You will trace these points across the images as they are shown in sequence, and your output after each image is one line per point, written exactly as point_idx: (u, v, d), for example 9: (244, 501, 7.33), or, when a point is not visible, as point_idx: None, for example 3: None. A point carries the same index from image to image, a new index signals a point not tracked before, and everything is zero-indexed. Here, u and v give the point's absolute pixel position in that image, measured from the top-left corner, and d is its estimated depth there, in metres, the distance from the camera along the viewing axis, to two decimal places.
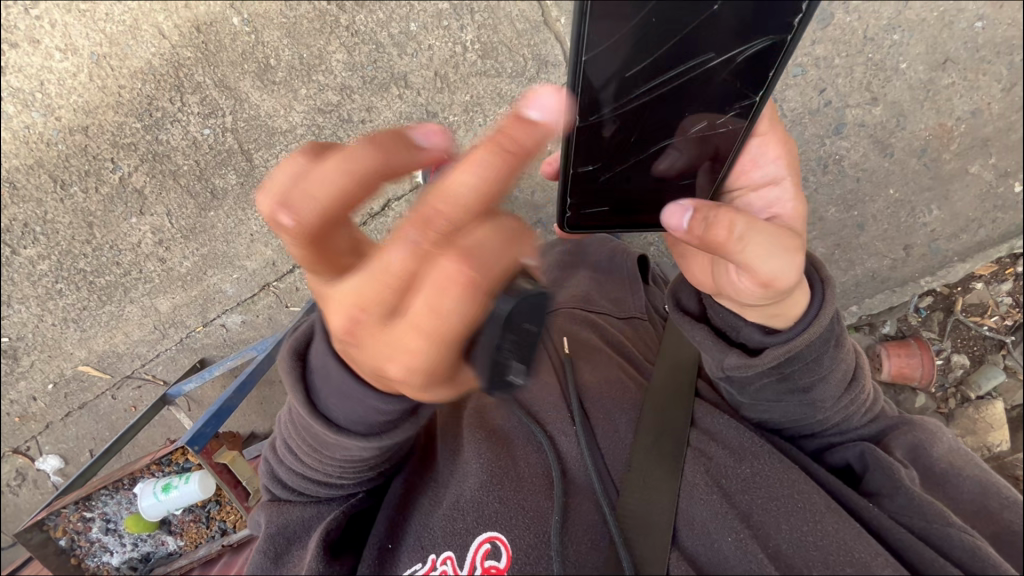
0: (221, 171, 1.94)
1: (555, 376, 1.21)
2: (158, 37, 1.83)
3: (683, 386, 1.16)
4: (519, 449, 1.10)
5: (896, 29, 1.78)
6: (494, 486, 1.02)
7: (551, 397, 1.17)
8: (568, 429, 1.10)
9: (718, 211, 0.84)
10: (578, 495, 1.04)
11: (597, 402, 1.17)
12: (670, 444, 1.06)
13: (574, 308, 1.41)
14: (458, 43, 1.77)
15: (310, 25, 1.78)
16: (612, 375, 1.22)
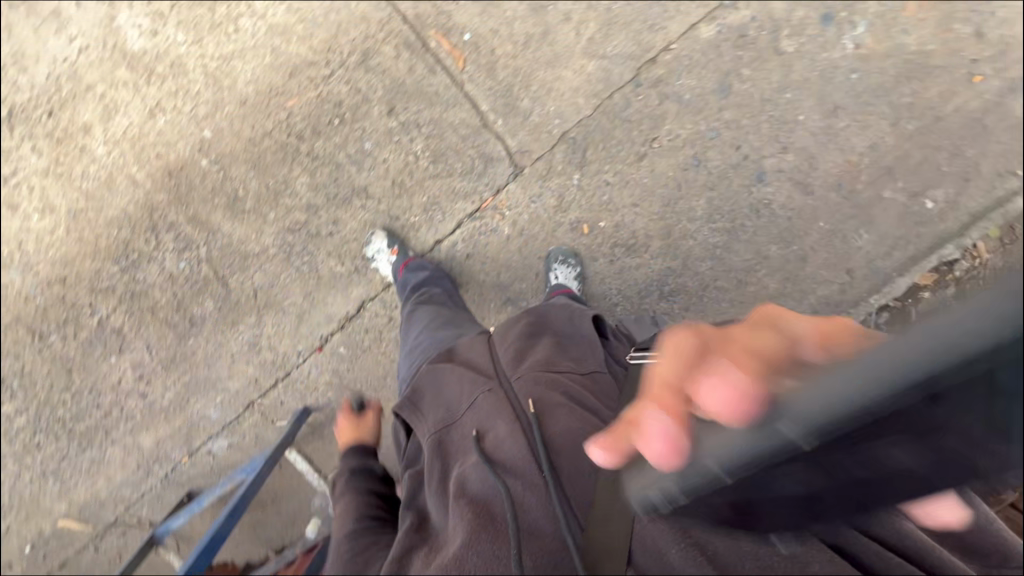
0: (198, 300, 2.01)
1: (521, 432, 1.10)
2: (133, 186, 1.96)
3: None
4: (493, 507, 1.02)
5: (788, 89, 2.03)
6: (467, 548, 0.96)
7: (520, 455, 1.06)
8: (535, 480, 1.02)
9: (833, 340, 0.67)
10: (542, 546, 0.95)
11: (565, 455, 1.04)
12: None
13: (540, 370, 1.24)
14: (410, 153, 1.96)
15: (273, 157, 1.95)
16: (579, 427, 1.09)
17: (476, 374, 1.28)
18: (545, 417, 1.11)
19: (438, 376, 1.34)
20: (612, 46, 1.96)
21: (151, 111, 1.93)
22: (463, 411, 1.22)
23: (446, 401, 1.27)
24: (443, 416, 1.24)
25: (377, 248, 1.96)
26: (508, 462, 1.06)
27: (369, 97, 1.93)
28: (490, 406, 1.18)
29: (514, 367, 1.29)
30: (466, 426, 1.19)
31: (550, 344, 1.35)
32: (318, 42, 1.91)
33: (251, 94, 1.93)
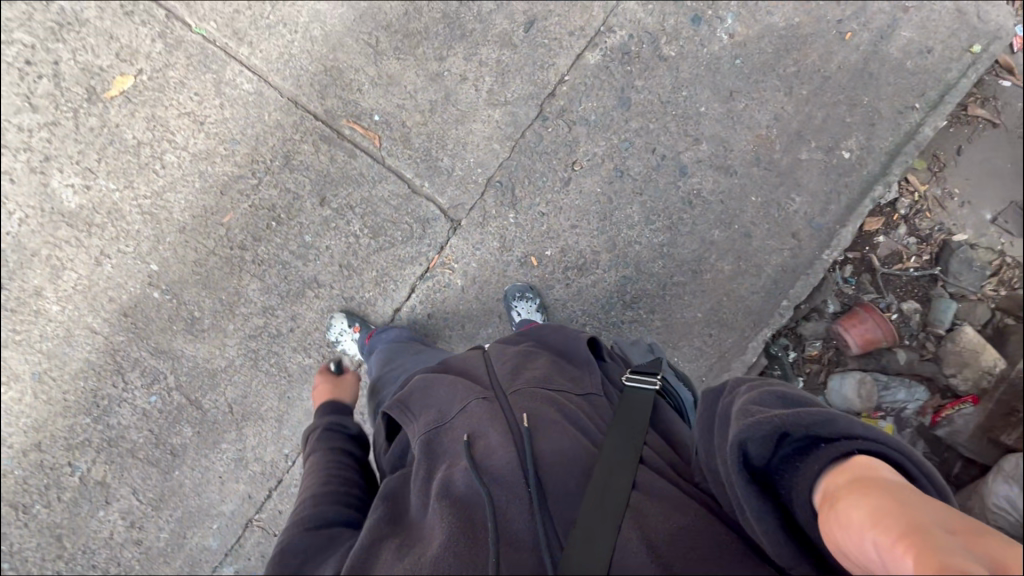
0: (175, 429, 2.00)
1: (508, 440, 1.00)
2: (92, 334, 2.00)
3: (635, 442, 1.00)
4: (477, 509, 0.93)
5: (683, 88, 2.17)
6: (445, 545, 0.87)
7: (508, 463, 0.96)
8: (520, 491, 0.93)
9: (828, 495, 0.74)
10: (519, 557, 0.85)
11: (553, 469, 0.96)
12: (618, 499, 0.90)
13: (536, 387, 1.14)
14: (350, 235, 2.03)
15: (221, 272, 2.01)
16: (571, 442, 1.01)
17: (471, 381, 1.16)
18: (535, 429, 1.02)
19: (429, 380, 1.20)
20: (511, 92, 2.10)
21: (97, 260, 2.00)
22: (455, 415, 1.09)
23: (437, 404, 1.13)
24: (434, 418, 1.10)
25: (340, 330, 1.98)
26: (494, 468, 0.96)
27: (299, 194, 2.02)
28: (485, 411, 1.07)
29: (510, 380, 1.18)
30: (457, 429, 1.06)
31: (549, 364, 1.24)
32: (241, 157, 2.02)
33: (189, 219, 2.01)
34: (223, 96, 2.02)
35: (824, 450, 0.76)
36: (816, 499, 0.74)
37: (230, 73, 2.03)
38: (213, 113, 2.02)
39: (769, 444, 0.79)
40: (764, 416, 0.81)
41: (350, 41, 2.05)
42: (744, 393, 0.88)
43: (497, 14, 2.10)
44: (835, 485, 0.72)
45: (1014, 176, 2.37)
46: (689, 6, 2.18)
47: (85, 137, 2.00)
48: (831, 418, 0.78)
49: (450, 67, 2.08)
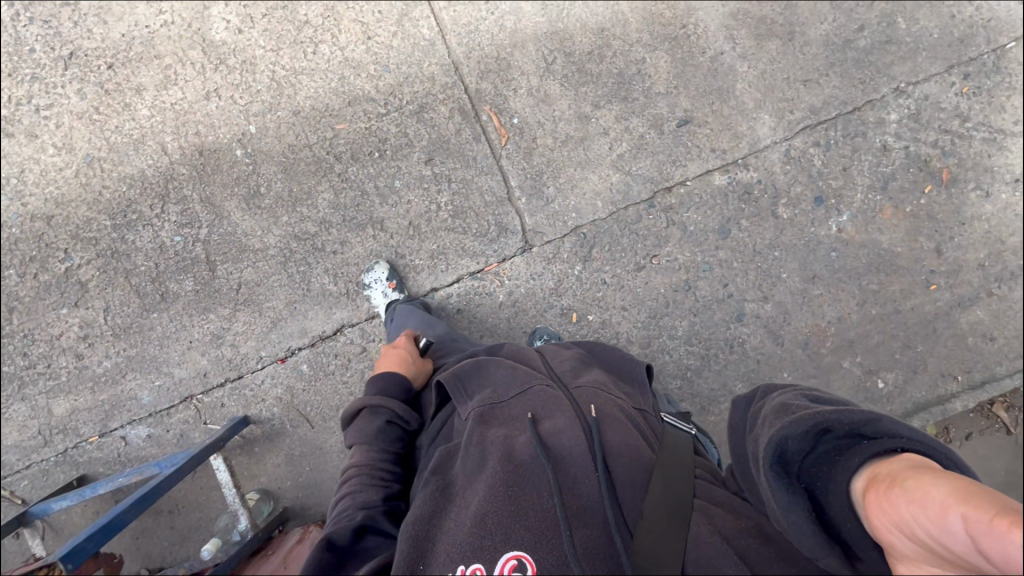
0: (178, 277, 1.97)
1: (575, 425, 1.15)
2: (160, 153, 1.99)
3: (686, 458, 1.15)
4: (541, 481, 1.05)
5: (777, 249, 2.26)
6: (514, 517, 1.00)
7: (577, 446, 1.10)
8: (590, 474, 1.05)
9: (885, 481, 0.76)
10: (590, 533, 0.98)
11: (619, 460, 1.09)
12: (682, 498, 1.02)
13: (597, 387, 1.30)
14: (433, 203, 2.06)
15: (307, 168, 2.02)
16: (631, 438, 1.15)
17: (530, 370, 1.34)
18: (602, 423, 1.17)
19: (487, 367, 1.39)
20: (638, 166, 2.18)
21: (206, 95, 2.01)
22: (513, 396, 1.27)
23: (495, 387, 1.32)
24: (489, 395, 1.29)
25: (375, 277, 1.99)
26: (563, 448, 1.11)
27: (413, 143, 2.06)
28: (548, 398, 1.24)
29: (570, 379, 1.35)
30: (517, 409, 1.23)
31: (605, 376, 1.40)
32: (384, 84, 2.06)
33: (307, 108, 2.03)
34: (400, 27, 2.08)
35: (865, 445, 0.82)
36: (874, 485, 0.77)
37: (417, 13, 2.09)
38: (383, 36, 2.07)
39: (809, 438, 0.87)
40: (805, 414, 0.88)
41: (532, 48, 2.13)
42: (784, 399, 0.99)
43: (663, 99, 2.20)
44: (900, 470, 0.75)
45: (1003, 486, 2.43)
46: (818, 186, 2.29)
47: None
48: (874, 419, 0.83)
49: (599, 117, 2.16)
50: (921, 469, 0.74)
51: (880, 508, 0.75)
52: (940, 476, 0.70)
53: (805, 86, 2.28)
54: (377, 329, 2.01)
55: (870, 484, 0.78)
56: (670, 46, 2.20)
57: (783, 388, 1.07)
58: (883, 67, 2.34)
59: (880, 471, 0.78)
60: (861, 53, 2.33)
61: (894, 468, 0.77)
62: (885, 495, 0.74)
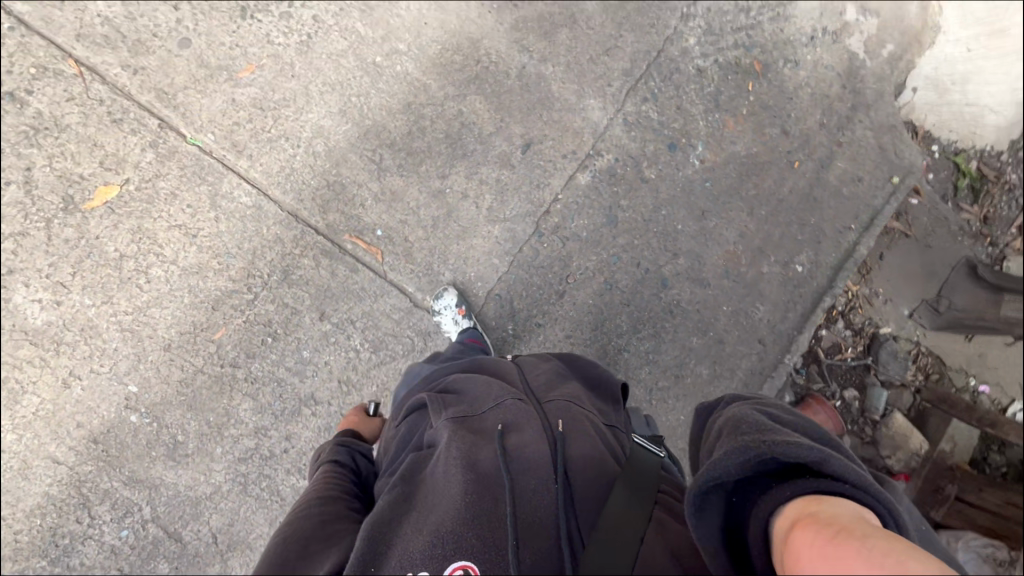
0: (150, 567, 1.84)
1: (544, 437, 1.09)
2: (53, 465, 1.81)
3: (648, 477, 1.05)
4: (498, 491, 0.99)
5: (661, 208, 2.37)
6: (469, 524, 0.93)
7: (541, 461, 1.03)
8: (549, 486, 0.99)
9: (823, 528, 0.72)
10: (542, 538, 0.91)
11: (582, 471, 1.03)
12: (641, 514, 0.95)
13: (569, 400, 1.26)
14: (350, 350, 2.00)
15: (210, 391, 1.90)
16: (598, 457, 1.08)
17: (507, 384, 1.28)
18: (569, 437, 1.11)
19: (467, 381, 1.33)
20: (510, 209, 2.19)
21: (64, 383, 1.83)
22: (488, 409, 1.19)
23: (469, 397, 1.25)
24: (464, 407, 1.20)
25: (446, 304, 2.03)
26: (525, 460, 1.04)
27: (298, 308, 1.97)
28: (520, 412, 1.17)
29: (545, 395, 1.29)
30: (488, 421, 1.15)
31: (580, 390, 1.35)
32: (236, 271, 1.94)
33: (175, 337, 1.89)
34: (219, 209, 1.95)
35: (807, 480, 0.82)
36: (809, 524, 0.74)
37: (227, 186, 1.96)
38: (208, 226, 1.94)
39: (749, 464, 0.84)
40: (754, 441, 0.86)
41: (354, 157, 2.06)
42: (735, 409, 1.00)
43: (497, 136, 2.20)
44: (840, 520, 0.73)
45: (926, 276, 2.79)
46: (666, 134, 2.40)
47: (57, 249, 1.85)
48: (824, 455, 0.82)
49: (452, 184, 2.14)
50: (852, 524, 0.72)
51: (817, 550, 0.70)
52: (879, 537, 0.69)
53: (609, 56, 2.36)
54: None
55: (801, 523, 0.76)
56: (476, 85, 2.19)
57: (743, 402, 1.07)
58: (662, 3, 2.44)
59: (813, 508, 0.77)
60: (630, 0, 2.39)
61: (828, 516, 0.74)
62: (834, 542, 0.69)
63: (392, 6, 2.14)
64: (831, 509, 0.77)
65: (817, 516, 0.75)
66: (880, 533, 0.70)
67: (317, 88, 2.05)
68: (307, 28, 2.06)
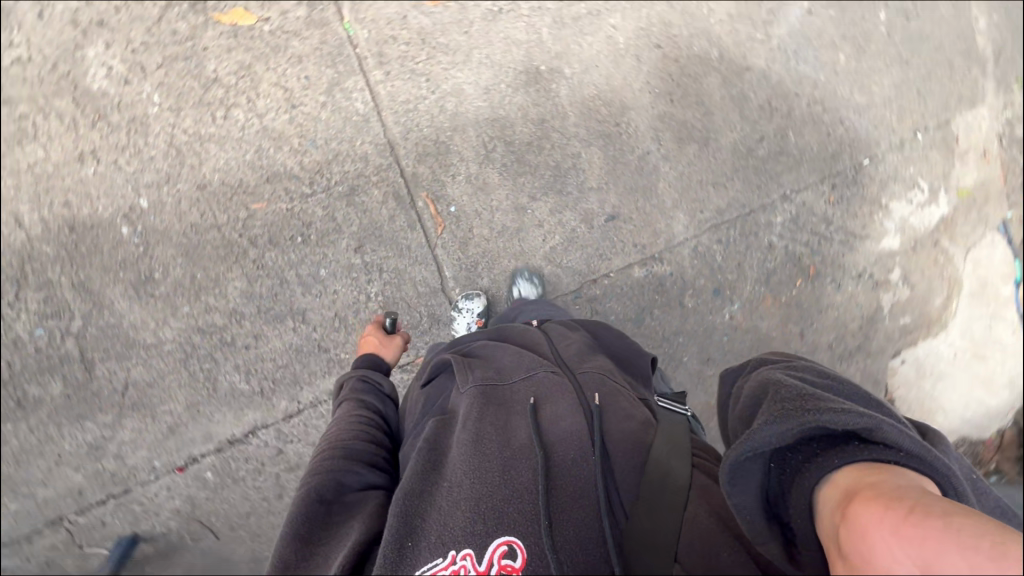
0: (42, 380, 1.67)
1: (580, 409, 1.02)
2: (13, 225, 1.65)
3: (682, 439, 0.97)
4: (531, 464, 0.92)
5: (680, 335, 2.48)
6: (508, 500, 0.87)
7: (577, 431, 0.98)
8: (588, 458, 0.93)
9: (885, 507, 0.58)
10: (582, 513, 0.85)
11: (620, 446, 0.96)
12: (682, 476, 0.88)
13: (602, 373, 1.18)
14: (362, 292, 1.91)
15: (214, 251, 1.78)
16: (638, 426, 1.02)
17: (537, 358, 1.24)
18: (605, 409, 1.04)
19: (491, 353, 1.29)
20: (568, 259, 2.24)
21: (79, 157, 1.68)
22: (517, 381, 1.15)
23: (498, 369, 1.21)
24: (491, 378, 1.16)
25: (470, 307, 1.99)
26: (560, 433, 0.98)
27: (341, 228, 1.89)
28: (550, 385, 1.12)
29: (576, 365, 1.23)
30: (517, 393, 1.11)
31: (610, 362, 1.29)
32: (309, 161, 1.86)
33: (214, 182, 1.78)
34: (330, 98, 1.88)
35: (859, 448, 0.72)
36: (870, 500, 0.61)
37: (350, 84, 1.91)
38: (310, 106, 1.86)
39: (799, 434, 0.74)
40: (799, 412, 0.76)
41: (472, 133, 2.07)
42: (763, 372, 0.92)
43: (594, 194, 2.27)
44: (906, 495, 0.60)
45: None
46: (717, 279, 2.51)
47: (159, 35, 1.75)
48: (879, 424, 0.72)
49: (535, 209, 2.17)
50: (916, 500, 0.60)
51: (891, 529, 0.55)
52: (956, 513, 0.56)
53: (715, 188, 2.47)
54: (296, 429, 1.84)
55: (861, 496, 0.63)
56: (603, 142, 2.27)
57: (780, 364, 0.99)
58: (774, 175, 2.57)
59: (871, 482, 0.65)
60: (760, 161, 2.54)
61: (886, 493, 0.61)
62: (909, 520, 0.55)
63: (579, 36, 2.23)
64: (887, 483, 0.64)
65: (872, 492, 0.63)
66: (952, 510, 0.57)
67: (478, 56, 2.07)
68: (504, 4, 2.13)
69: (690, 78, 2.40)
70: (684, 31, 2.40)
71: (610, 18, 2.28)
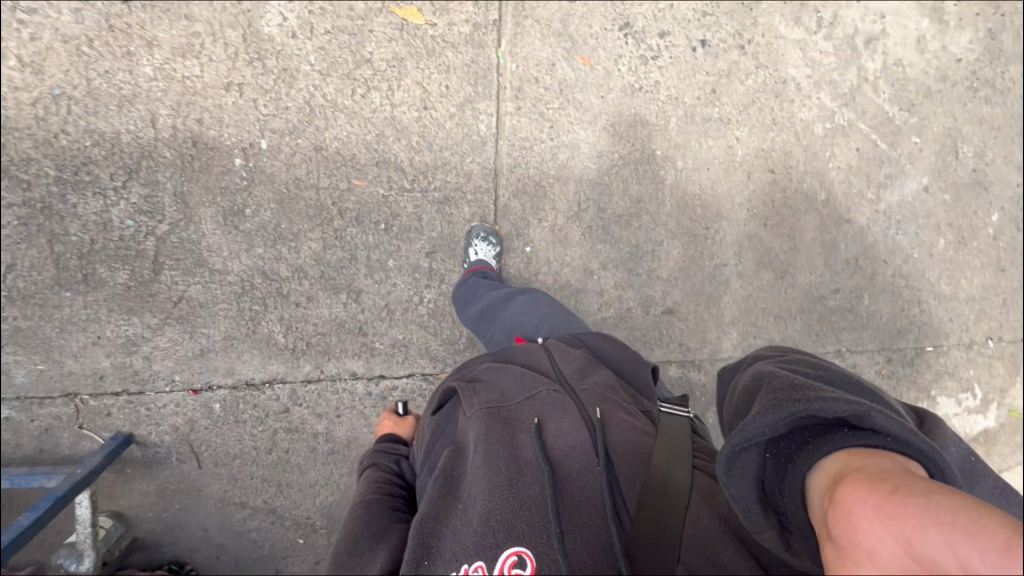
0: (112, 265, 1.77)
1: (583, 425, 1.04)
2: (146, 122, 1.76)
3: (681, 445, 1.01)
4: (539, 479, 0.94)
5: None
6: (516, 513, 0.90)
7: (582, 445, 1.00)
8: (592, 471, 0.95)
9: (872, 490, 0.64)
10: (588, 519, 0.89)
11: (623, 456, 0.98)
12: (680, 481, 0.93)
13: (604, 390, 1.18)
14: (417, 294, 1.96)
15: (305, 208, 1.86)
16: (638, 435, 1.04)
17: (537, 375, 1.22)
18: (607, 421, 1.06)
19: (491, 372, 1.26)
20: (614, 334, 2.25)
21: (227, 84, 1.80)
22: (521, 401, 1.13)
23: (501, 389, 1.18)
24: (495, 398, 1.14)
25: None
26: (565, 448, 1.00)
27: (422, 229, 1.96)
28: (556, 403, 1.11)
29: (577, 377, 1.22)
30: (523, 411, 1.10)
31: (612, 376, 1.28)
32: (419, 160, 1.95)
33: (330, 148, 1.88)
34: (460, 112, 1.98)
35: (846, 435, 0.78)
36: (859, 484, 0.66)
37: (482, 106, 2.00)
38: (439, 113, 1.96)
39: (785, 424, 0.81)
40: (784, 402, 0.82)
41: (571, 189, 2.13)
42: (758, 366, 0.97)
43: (661, 284, 2.29)
44: (895, 479, 0.65)
45: None
46: None
47: (337, 7, 1.87)
48: (861, 412, 0.78)
49: (601, 277, 2.21)
50: (904, 482, 0.64)
51: (876, 510, 0.61)
52: (942, 493, 0.61)
53: (775, 319, 2.44)
54: (310, 396, 1.89)
55: (847, 482, 0.69)
56: (687, 240, 2.30)
57: (773, 361, 1.02)
58: (836, 329, 2.52)
59: (858, 469, 0.71)
60: (827, 311, 2.51)
61: (876, 477, 0.66)
62: (890, 500, 0.60)
63: (702, 136, 2.28)
64: (879, 470, 0.69)
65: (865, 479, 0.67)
66: (935, 488, 0.62)
67: (605, 122, 2.15)
68: (646, 83, 2.19)
69: (789, 211, 2.42)
70: (801, 165, 2.42)
71: (737, 130, 2.32)
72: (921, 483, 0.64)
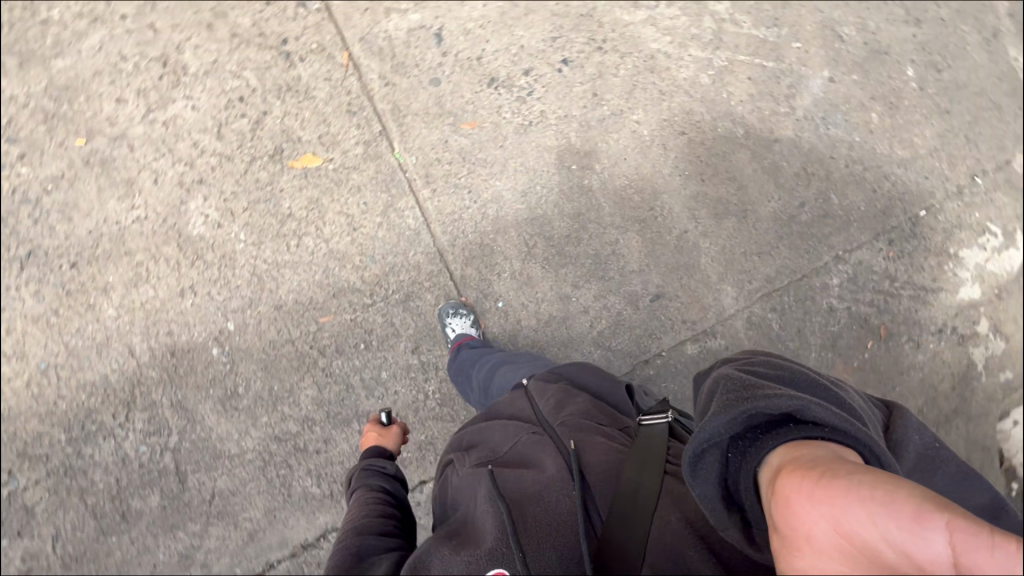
0: (142, 492, 1.85)
1: (562, 458, 1.13)
2: (126, 355, 1.92)
3: (656, 453, 1.07)
4: (520, 511, 1.03)
5: None
6: (498, 542, 1.00)
7: (559, 473, 1.09)
8: (567, 491, 1.05)
9: (806, 480, 0.71)
10: (563, 541, 0.99)
11: (597, 476, 1.07)
12: (649, 490, 1.00)
13: (581, 417, 1.24)
14: (420, 391, 2.02)
15: (289, 363, 1.97)
16: (613, 455, 1.12)
17: (521, 424, 1.29)
18: (582, 446, 1.14)
19: (485, 428, 1.33)
20: (617, 341, 2.26)
21: (181, 291, 1.97)
22: (507, 450, 1.22)
23: (492, 445, 1.26)
24: (487, 453, 1.23)
25: None
26: (547, 478, 1.09)
27: (399, 332, 2.05)
28: (539, 445, 1.19)
29: (554, 413, 1.28)
30: (509, 459, 1.19)
31: (590, 400, 1.32)
32: (369, 275, 2.07)
33: (289, 302, 2.01)
34: (385, 218, 2.13)
35: (792, 430, 0.84)
36: (799, 475, 0.74)
37: (402, 204, 2.15)
38: (369, 227, 2.10)
39: (737, 424, 0.87)
40: (730, 407, 0.88)
41: (514, 235, 2.23)
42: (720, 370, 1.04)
43: (636, 277, 2.32)
44: (826, 466, 0.73)
45: None
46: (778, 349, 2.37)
47: (246, 183, 2.07)
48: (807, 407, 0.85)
49: (579, 296, 2.25)
50: (832, 467, 0.72)
51: (810, 496, 0.69)
52: (865, 474, 0.69)
53: (760, 257, 2.44)
54: None
55: (787, 473, 0.76)
56: (639, 227, 2.36)
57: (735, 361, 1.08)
58: (822, 238, 2.51)
59: (798, 458, 0.78)
60: (803, 227, 2.50)
61: (812, 466, 0.74)
62: (821, 487, 0.68)
63: (605, 134, 2.40)
64: (815, 458, 0.76)
65: (802, 469, 0.75)
66: (860, 470, 0.70)
67: (514, 165, 2.29)
68: (533, 116, 2.35)
69: (718, 157, 2.49)
70: (707, 115, 2.52)
71: (633, 115, 2.44)
72: (849, 466, 0.72)
